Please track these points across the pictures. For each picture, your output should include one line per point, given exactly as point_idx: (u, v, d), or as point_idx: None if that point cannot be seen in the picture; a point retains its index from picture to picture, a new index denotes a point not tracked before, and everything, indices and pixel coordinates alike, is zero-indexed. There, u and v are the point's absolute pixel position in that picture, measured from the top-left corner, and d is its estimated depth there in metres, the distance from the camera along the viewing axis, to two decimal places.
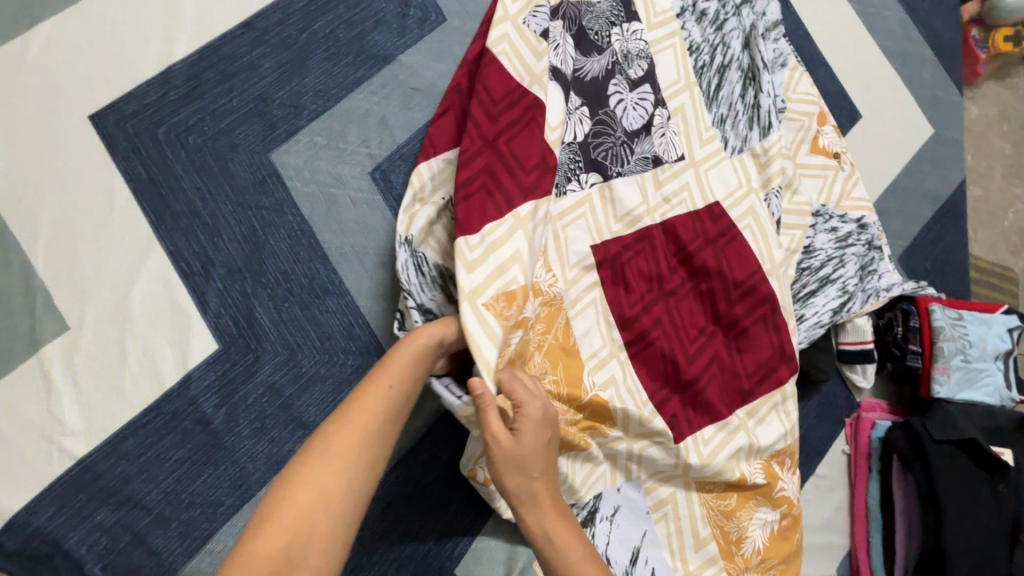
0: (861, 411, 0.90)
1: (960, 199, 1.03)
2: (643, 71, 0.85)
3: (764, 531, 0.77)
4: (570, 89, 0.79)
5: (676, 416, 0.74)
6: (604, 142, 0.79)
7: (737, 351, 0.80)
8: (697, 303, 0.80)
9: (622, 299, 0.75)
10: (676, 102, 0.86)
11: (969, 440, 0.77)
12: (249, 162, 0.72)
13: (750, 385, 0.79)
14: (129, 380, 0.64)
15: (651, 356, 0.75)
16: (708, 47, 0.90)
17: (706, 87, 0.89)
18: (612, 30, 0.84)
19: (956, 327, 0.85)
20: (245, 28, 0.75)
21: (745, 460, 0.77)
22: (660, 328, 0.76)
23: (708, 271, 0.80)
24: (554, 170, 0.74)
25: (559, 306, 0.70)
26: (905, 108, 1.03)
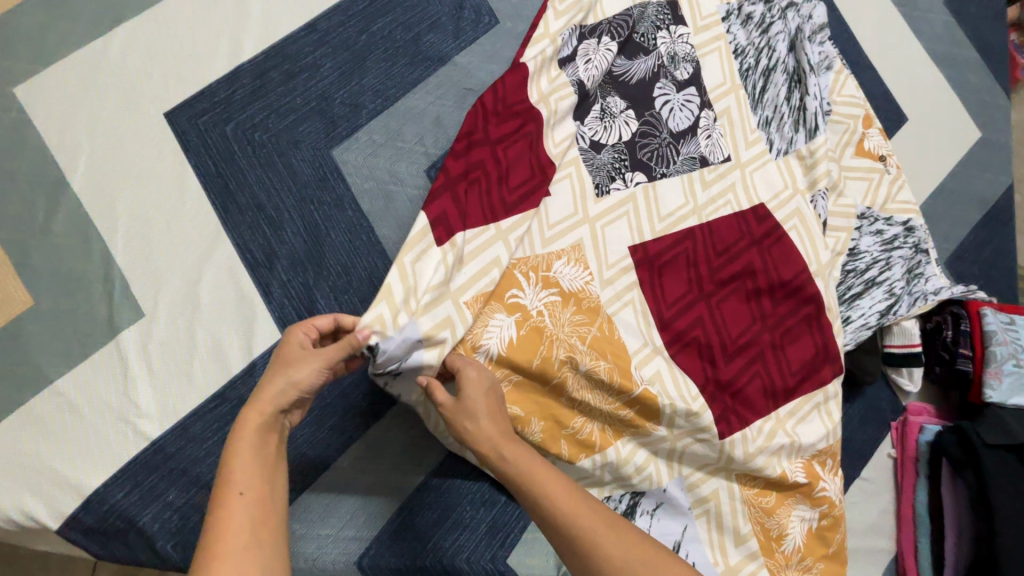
0: (908, 414, 0.89)
1: (1009, 204, 1.02)
2: (689, 73, 0.86)
3: (803, 529, 0.77)
4: (614, 93, 0.80)
5: (726, 412, 0.74)
6: (651, 142, 0.80)
7: (783, 352, 0.79)
8: (744, 303, 0.79)
9: (661, 300, 0.75)
10: (722, 104, 0.87)
11: (1018, 444, 0.78)
12: (312, 159, 0.75)
13: (794, 383, 0.79)
14: (198, 365, 0.67)
15: (691, 354, 0.75)
16: (753, 49, 0.91)
17: (752, 89, 0.90)
18: (658, 34, 0.85)
19: (1008, 331, 0.83)
20: (308, 29, 0.78)
21: (786, 459, 0.76)
22: (701, 326, 0.76)
23: (752, 271, 0.80)
24: (598, 170, 0.76)
25: (594, 308, 0.70)
26: (952, 111, 1.03)
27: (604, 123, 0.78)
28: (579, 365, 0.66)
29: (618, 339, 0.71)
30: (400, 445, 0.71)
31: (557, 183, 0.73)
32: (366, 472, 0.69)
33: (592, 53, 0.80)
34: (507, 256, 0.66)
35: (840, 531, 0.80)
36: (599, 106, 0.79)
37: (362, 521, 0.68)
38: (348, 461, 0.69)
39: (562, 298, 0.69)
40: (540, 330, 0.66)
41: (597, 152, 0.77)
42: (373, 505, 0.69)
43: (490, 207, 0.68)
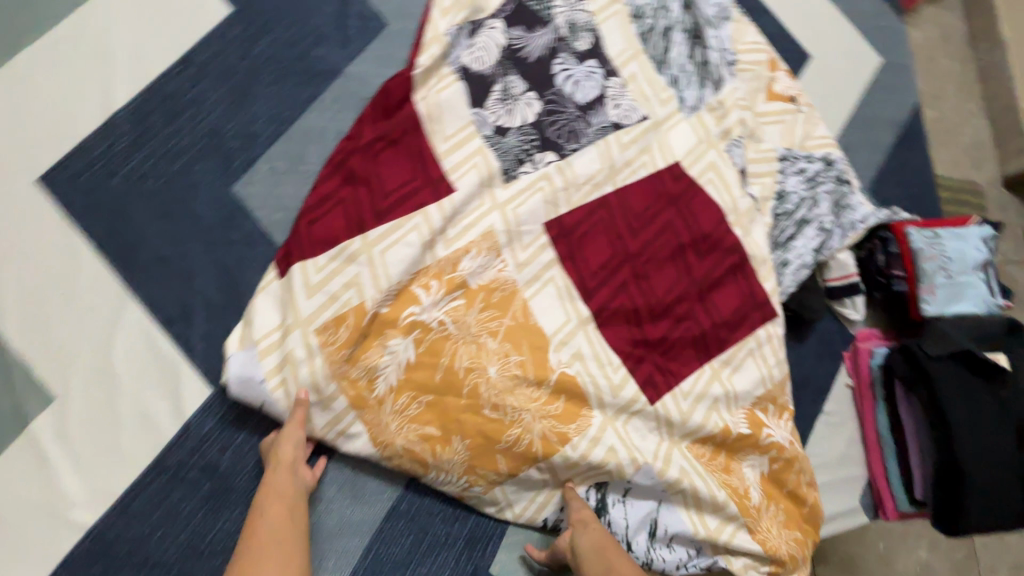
0: (858, 342, 0.91)
1: (919, 121, 1.05)
2: (590, 44, 0.85)
3: (756, 476, 0.77)
4: (515, 70, 0.80)
5: (651, 376, 0.74)
6: (560, 119, 0.79)
7: (711, 304, 0.79)
8: (671, 260, 0.79)
9: (584, 271, 0.75)
10: (628, 70, 0.86)
11: (963, 353, 0.79)
12: (213, 200, 0.71)
13: (726, 333, 0.78)
14: (126, 439, 0.63)
15: (616, 320, 0.75)
16: (650, 11, 0.90)
17: (654, 52, 0.89)
18: (554, 4, 0.84)
19: (934, 246, 0.86)
20: (184, 63, 0.73)
21: (725, 411, 0.76)
22: (626, 291, 0.76)
23: (673, 228, 0.80)
24: (506, 154, 0.76)
25: (510, 291, 0.72)
26: (851, 42, 1.05)
27: (507, 106, 0.78)
28: (487, 370, 0.67)
29: (543, 334, 0.71)
30: (361, 477, 0.69)
31: (459, 181, 0.73)
32: (329, 513, 0.67)
33: (477, 38, 0.79)
34: (367, 278, 0.67)
35: (798, 471, 0.79)
36: (499, 86, 0.78)
37: (333, 562, 0.65)
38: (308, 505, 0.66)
39: (467, 299, 0.70)
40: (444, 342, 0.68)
41: (497, 133, 0.76)
42: (342, 543, 0.66)
43: (358, 218, 0.69)
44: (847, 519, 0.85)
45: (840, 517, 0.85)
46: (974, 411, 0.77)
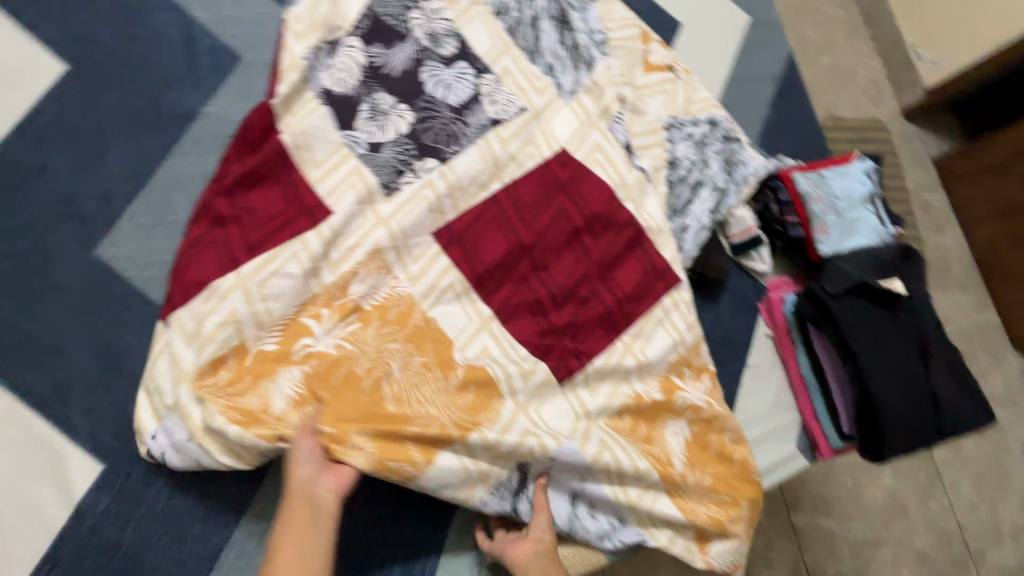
0: (769, 292, 0.93)
1: (795, 70, 1.09)
2: (456, 47, 0.84)
3: (681, 442, 0.78)
4: (381, 87, 0.78)
5: (561, 360, 0.73)
6: (435, 124, 0.78)
7: (613, 283, 0.79)
8: (567, 247, 0.79)
9: (480, 268, 0.74)
10: (500, 66, 0.85)
11: (859, 286, 0.82)
12: (74, 268, 0.67)
13: (630, 306, 0.79)
14: (11, 536, 0.59)
15: (518, 312, 0.75)
16: (514, 4, 0.90)
17: (525, 44, 0.88)
18: (410, 15, 0.83)
19: (819, 187, 0.89)
20: (21, 131, 0.69)
21: (637, 381, 0.77)
22: (524, 282, 0.76)
23: (565, 213, 0.80)
24: (383, 169, 0.74)
25: (405, 298, 0.70)
26: (718, 5, 1.07)
27: (378, 123, 0.76)
28: (389, 369, 0.66)
29: (448, 339, 0.70)
30: None
31: (336, 204, 0.71)
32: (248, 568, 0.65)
33: (334, 61, 0.78)
34: (245, 313, 0.63)
35: (721, 431, 0.81)
36: (367, 104, 0.76)
37: None
38: (224, 564, 0.65)
39: (362, 321, 0.68)
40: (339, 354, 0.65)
41: (375, 149, 0.75)
42: None
43: (229, 257, 0.67)
44: (788, 465, 0.86)
45: (781, 464, 0.86)
46: (876, 339, 0.80)
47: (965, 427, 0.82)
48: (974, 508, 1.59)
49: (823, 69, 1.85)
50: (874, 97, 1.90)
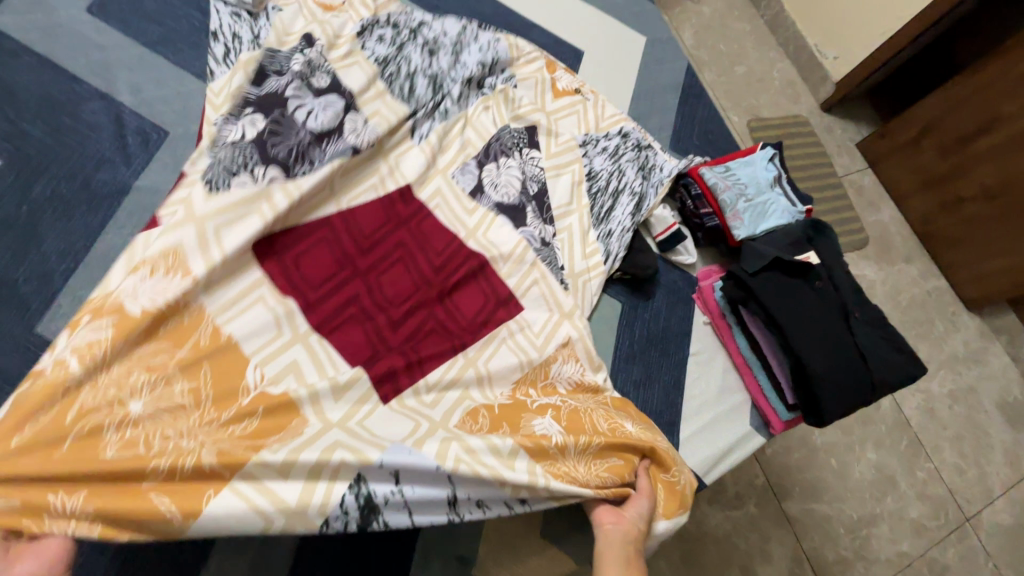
0: (701, 282, 0.98)
1: (694, 80, 1.18)
2: (329, 88, 0.83)
3: (556, 429, 0.70)
4: (247, 120, 0.74)
5: (390, 371, 0.68)
6: (283, 142, 0.73)
7: (451, 305, 0.77)
8: (397, 266, 0.76)
9: (301, 286, 0.69)
10: (370, 108, 0.85)
11: (773, 261, 0.88)
12: (15, 348, 0.69)
13: (471, 327, 0.76)
14: None
15: (347, 333, 0.69)
16: (393, 60, 0.92)
17: (401, 90, 0.90)
18: (293, 63, 0.83)
19: (726, 179, 0.96)
20: None
21: (483, 395, 0.72)
22: (355, 305, 0.71)
23: (407, 245, 0.78)
24: (220, 174, 0.68)
25: (190, 316, 0.61)
26: (614, 31, 1.18)
27: (236, 150, 0.70)
28: (127, 406, 0.54)
29: (242, 356, 0.62)
30: None
31: (162, 215, 0.65)
32: None
33: (211, 98, 0.76)
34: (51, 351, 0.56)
35: (589, 417, 0.74)
36: (218, 126, 0.73)
37: None
38: None
39: (116, 326, 0.55)
40: (68, 394, 0.52)
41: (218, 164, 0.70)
42: None
43: None
44: (746, 444, 0.88)
45: (740, 444, 0.88)
46: (796, 308, 0.85)
47: (904, 379, 0.85)
48: (961, 470, 1.60)
49: (738, 77, 1.99)
50: (791, 96, 2.04)
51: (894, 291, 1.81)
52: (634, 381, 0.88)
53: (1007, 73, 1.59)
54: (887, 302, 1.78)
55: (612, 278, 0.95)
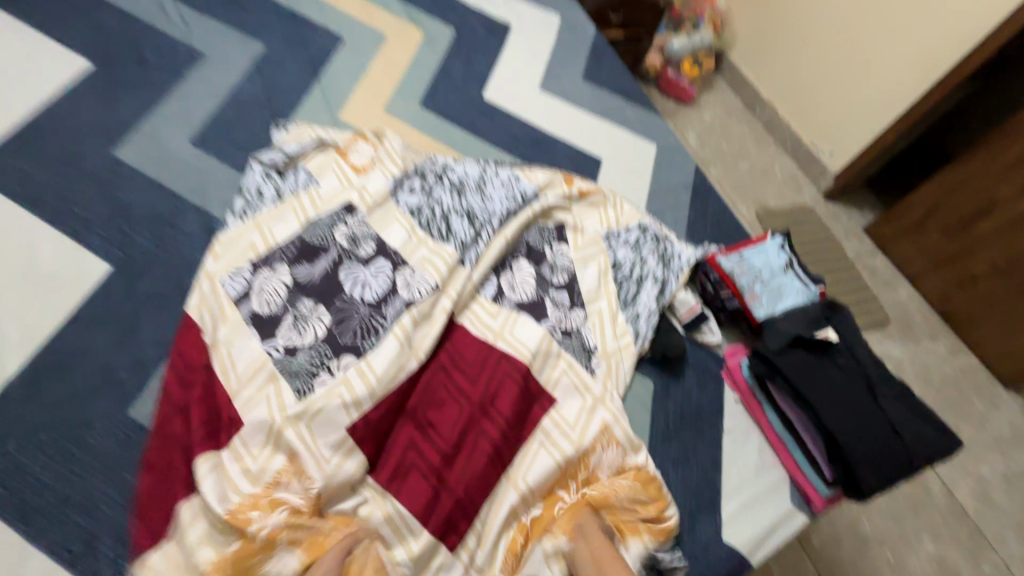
0: (727, 360, 1.03)
1: (703, 180, 1.32)
2: (374, 248, 0.93)
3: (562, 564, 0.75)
4: (305, 298, 0.86)
5: (451, 519, 0.77)
6: (351, 323, 0.84)
7: (506, 426, 0.82)
8: (450, 407, 0.83)
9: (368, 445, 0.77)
10: (415, 256, 0.93)
11: (794, 339, 0.94)
12: (109, 430, 0.77)
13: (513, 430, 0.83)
14: None
15: (409, 482, 0.77)
16: (427, 205, 1.00)
17: (439, 228, 0.97)
18: (335, 233, 0.93)
19: (742, 264, 1.06)
20: (71, 321, 0.84)
21: (525, 511, 0.80)
22: (414, 453, 0.79)
23: (445, 372, 0.86)
24: (297, 374, 0.79)
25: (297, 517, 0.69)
26: (628, 141, 1.34)
27: (300, 328, 0.83)
28: None
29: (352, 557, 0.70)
30: None
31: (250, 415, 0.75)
32: None
33: (264, 283, 0.86)
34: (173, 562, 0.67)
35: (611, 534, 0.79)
36: (290, 315, 0.84)
37: None
38: None
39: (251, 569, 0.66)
40: None
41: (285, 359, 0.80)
42: None
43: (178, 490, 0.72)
44: (788, 524, 0.88)
45: (782, 524, 0.88)
46: (822, 383, 0.89)
47: (937, 453, 0.87)
48: None
49: (742, 173, 2.17)
50: (794, 187, 2.19)
51: (924, 369, 1.81)
52: (672, 459, 0.91)
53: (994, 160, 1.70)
54: (918, 380, 1.78)
55: (643, 358, 1.00)
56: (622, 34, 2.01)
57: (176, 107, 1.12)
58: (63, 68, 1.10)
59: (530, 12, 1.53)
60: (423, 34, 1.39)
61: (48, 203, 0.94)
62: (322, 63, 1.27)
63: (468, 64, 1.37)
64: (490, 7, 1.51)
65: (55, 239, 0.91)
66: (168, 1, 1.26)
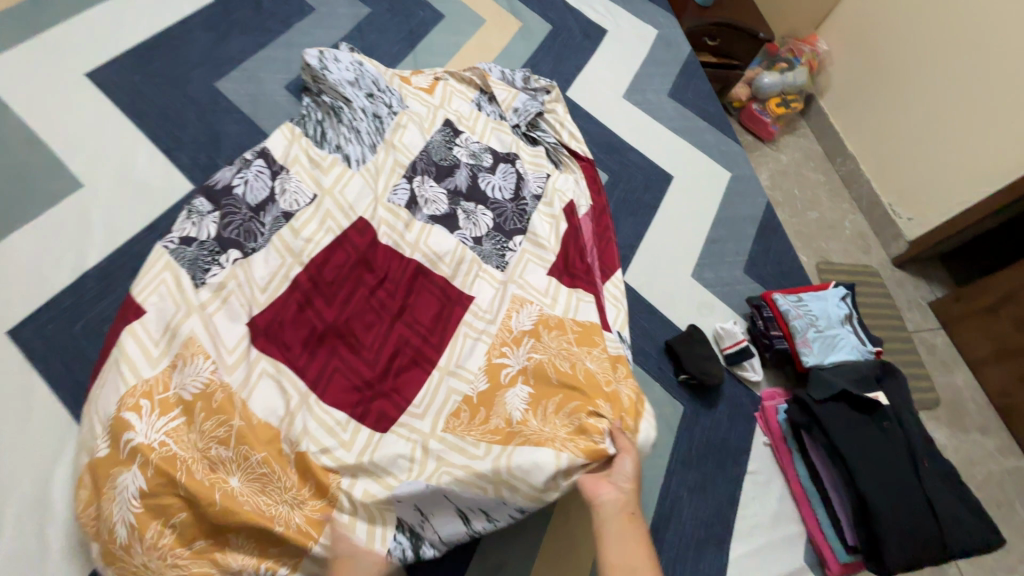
0: (764, 402, 0.99)
1: (771, 214, 1.27)
2: (404, 200, 0.99)
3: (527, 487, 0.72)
4: (221, 212, 0.86)
5: (381, 411, 0.80)
6: (234, 220, 0.86)
7: (414, 346, 0.86)
8: (370, 317, 0.87)
9: (289, 353, 0.79)
10: (419, 231, 0.96)
11: (840, 392, 0.90)
12: None
13: (382, 376, 0.83)
14: (52, 568, 0.66)
15: (332, 385, 0.79)
16: (448, 198, 1.03)
17: (425, 212, 0.99)
18: (293, 179, 0.94)
19: (798, 307, 1.03)
20: (150, 229, 0.90)
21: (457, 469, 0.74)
22: (337, 357, 0.82)
23: (406, 352, 0.86)
24: (190, 264, 0.80)
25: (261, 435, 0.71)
26: (701, 162, 1.31)
27: (193, 222, 0.84)
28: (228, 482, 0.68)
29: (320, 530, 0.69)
30: None
31: (153, 307, 0.76)
32: None
33: (215, 208, 0.87)
34: (129, 370, 0.70)
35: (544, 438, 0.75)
36: (212, 217, 0.85)
37: None
38: None
39: (187, 417, 0.70)
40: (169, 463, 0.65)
41: (240, 208, 0.87)
42: None
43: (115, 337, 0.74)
44: None
45: None
46: (861, 443, 0.86)
47: (973, 543, 0.82)
48: None
49: (810, 221, 2.11)
50: (861, 246, 2.10)
51: (967, 462, 1.70)
52: (688, 486, 0.88)
53: None
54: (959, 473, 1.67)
55: (677, 381, 0.98)
56: (713, 58, 1.98)
57: (278, 52, 1.18)
58: None
59: (628, 22, 1.53)
60: (520, 25, 1.41)
61: (151, 117, 1.01)
62: (420, 36, 1.31)
63: (556, 61, 1.38)
64: (590, 10, 1.52)
65: (151, 152, 0.97)
66: None
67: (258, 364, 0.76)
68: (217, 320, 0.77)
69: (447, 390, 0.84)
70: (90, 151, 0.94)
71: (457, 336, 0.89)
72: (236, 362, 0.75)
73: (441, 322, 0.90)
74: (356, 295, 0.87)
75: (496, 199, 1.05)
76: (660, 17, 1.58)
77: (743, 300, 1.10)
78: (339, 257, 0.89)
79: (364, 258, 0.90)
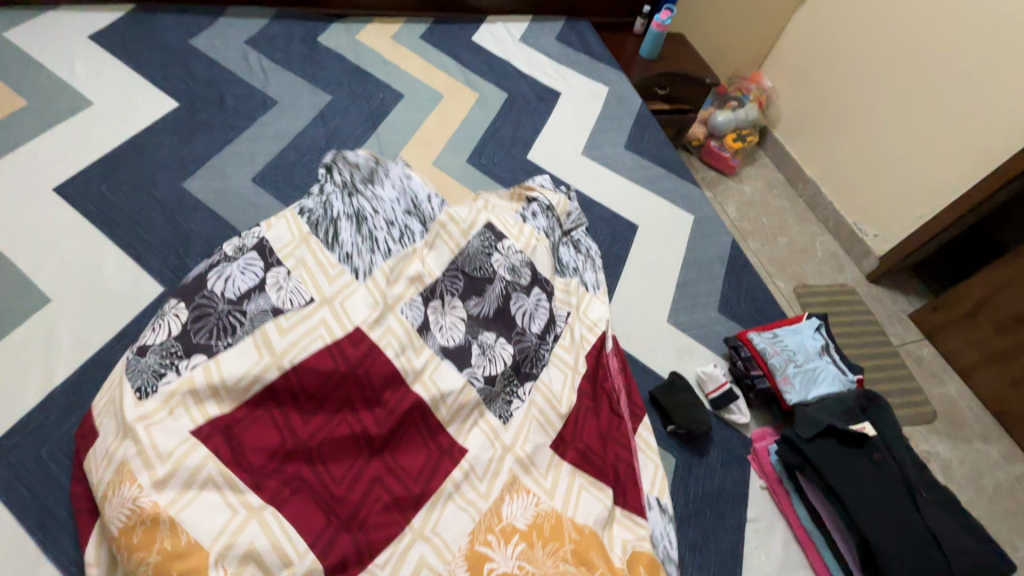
0: (755, 443, 0.97)
1: (738, 251, 1.30)
2: (419, 321, 0.86)
3: None
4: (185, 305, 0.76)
5: (343, 561, 0.66)
6: (206, 322, 0.75)
7: (394, 470, 0.75)
8: (357, 469, 0.73)
9: (246, 467, 0.67)
10: (424, 357, 0.83)
11: (827, 428, 0.90)
12: None
13: (359, 517, 0.70)
14: None
15: (297, 505, 0.67)
16: (463, 332, 0.89)
17: (437, 338, 0.86)
18: (285, 273, 0.82)
19: (774, 343, 1.04)
20: (119, 337, 0.90)
21: None
22: (303, 483, 0.69)
23: (383, 484, 0.73)
24: (140, 373, 0.69)
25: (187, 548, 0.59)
26: (664, 208, 1.35)
27: (154, 327, 0.75)
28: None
29: None
30: None
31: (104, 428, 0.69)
32: None
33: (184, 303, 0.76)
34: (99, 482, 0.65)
35: None
36: (171, 315, 0.75)
37: None
38: None
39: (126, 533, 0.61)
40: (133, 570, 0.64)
41: (217, 307, 0.76)
42: None
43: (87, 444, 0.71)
44: None
45: None
46: (855, 480, 0.85)
47: (983, 572, 0.80)
48: None
49: (781, 247, 2.16)
50: (835, 266, 2.15)
51: (974, 473, 1.67)
52: (690, 543, 0.83)
53: (1014, 279, 1.73)
54: (967, 485, 1.64)
55: (665, 432, 0.95)
56: (666, 105, 2.08)
57: (243, 146, 1.21)
58: (153, 106, 1.22)
59: (579, 82, 1.61)
60: (477, 96, 1.48)
61: (119, 224, 1.02)
62: (381, 116, 1.37)
63: (515, 126, 1.44)
64: (542, 75, 1.60)
65: (119, 258, 0.98)
66: (253, 54, 1.40)
67: (206, 470, 0.64)
68: (152, 434, 0.64)
69: (418, 563, 0.69)
70: (57, 264, 0.95)
71: (443, 493, 0.74)
72: (168, 475, 0.63)
73: (429, 472, 0.75)
74: (343, 459, 0.73)
75: (518, 331, 0.91)
76: (609, 75, 1.66)
77: (721, 340, 1.11)
78: (314, 369, 0.74)
79: (356, 374, 0.76)
